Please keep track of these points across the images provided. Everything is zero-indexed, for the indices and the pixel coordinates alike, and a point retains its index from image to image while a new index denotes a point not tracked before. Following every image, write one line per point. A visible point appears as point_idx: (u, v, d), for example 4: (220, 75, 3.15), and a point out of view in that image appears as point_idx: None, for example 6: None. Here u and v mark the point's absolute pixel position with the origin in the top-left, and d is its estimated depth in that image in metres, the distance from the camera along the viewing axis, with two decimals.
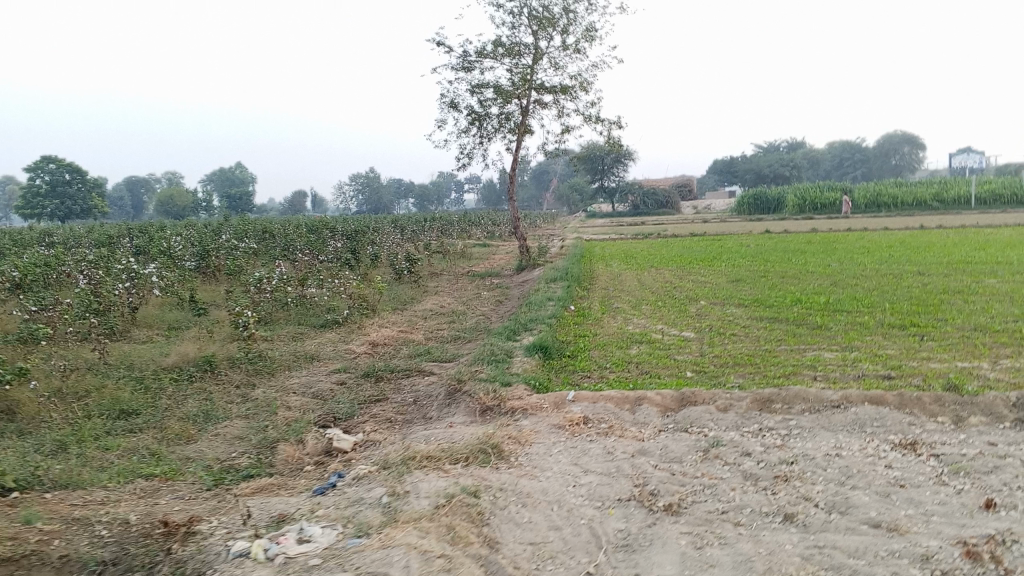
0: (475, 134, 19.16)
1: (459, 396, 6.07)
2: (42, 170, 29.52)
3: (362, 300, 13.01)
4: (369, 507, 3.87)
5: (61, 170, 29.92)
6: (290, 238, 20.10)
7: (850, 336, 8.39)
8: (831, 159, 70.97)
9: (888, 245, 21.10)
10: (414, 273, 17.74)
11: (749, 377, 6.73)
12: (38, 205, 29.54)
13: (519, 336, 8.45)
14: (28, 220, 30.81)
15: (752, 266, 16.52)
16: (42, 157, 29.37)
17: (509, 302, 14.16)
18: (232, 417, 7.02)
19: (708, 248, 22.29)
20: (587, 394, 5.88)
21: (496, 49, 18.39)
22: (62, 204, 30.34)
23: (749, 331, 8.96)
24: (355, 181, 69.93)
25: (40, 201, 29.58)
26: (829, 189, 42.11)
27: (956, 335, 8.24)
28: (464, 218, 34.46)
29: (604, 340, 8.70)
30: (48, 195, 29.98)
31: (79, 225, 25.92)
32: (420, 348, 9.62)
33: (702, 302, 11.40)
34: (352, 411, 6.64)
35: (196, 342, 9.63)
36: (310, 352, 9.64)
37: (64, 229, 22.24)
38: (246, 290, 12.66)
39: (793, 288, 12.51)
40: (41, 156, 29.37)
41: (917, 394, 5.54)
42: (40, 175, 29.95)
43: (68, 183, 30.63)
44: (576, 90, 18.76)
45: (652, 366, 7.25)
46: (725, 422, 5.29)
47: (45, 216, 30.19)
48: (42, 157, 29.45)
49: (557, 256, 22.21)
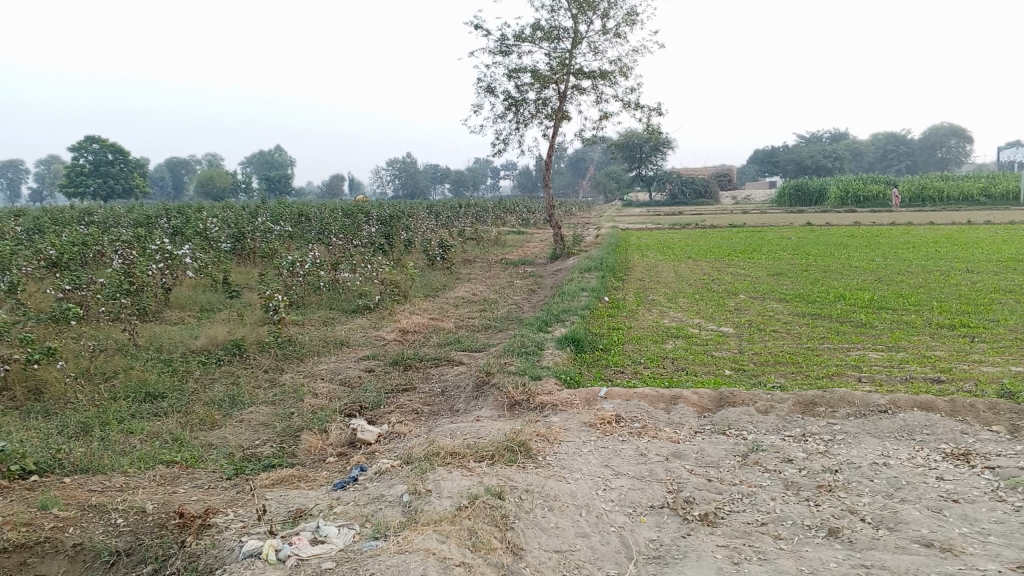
0: (511, 119, 18.93)
1: (487, 388, 5.89)
2: (85, 149, 29.86)
3: (394, 286, 12.90)
4: (389, 506, 3.70)
5: (105, 150, 30.25)
6: (325, 221, 20.07)
7: (897, 336, 8.06)
8: (874, 151, 69.53)
9: (934, 241, 20.50)
10: (448, 260, 17.61)
11: (790, 376, 6.47)
12: (82, 184, 29.91)
13: (550, 327, 8.26)
14: (71, 199, 31.18)
15: (793, 259, 16.11)
16: (86, 137, 29.71)
17: (542, 292, 13.96)
18: (257, 403, 6.92)
19: (747, 240, 21.88)
20: (620, 391, 5.67)
21: (534, 33, 18.12)
22: (104, 183, 30.66)
23: (791, 327, 8.66)
24: (392, 166, 70.03)
25: (84, 181, 29.91)
26: (872, 182, 41.20)
27: (1010, 338, 7.86)
28: (500, 204, 34.26)
29: (639, 333, 8.46)
30: (91, 174, 30.29)
31: (119, 205, 26.17)
32: (450, 337, 9.47)
33: (740, 296, 11.09)
34: (379, 400, 6.49)
35: (226, 324, 9.57)
36: (340, 337, 9.52)
37: (104, 208, 22.43)
38: (278, 273, 12.61)
39: (835, 284, 12.13)
40: (85, 136, 29.71)
41: (969, 401, 5.25)
42: (84, 155, 30.29)
43: (110, 163, 30.95)
44: (616, 75, 18.43)
45: (689, 363, 7.01)
46: (765, 425, 5.05)
47: (88, 195, 30.52)
48: (86, 137, 29.79)
49: (593, 245, 21.93)
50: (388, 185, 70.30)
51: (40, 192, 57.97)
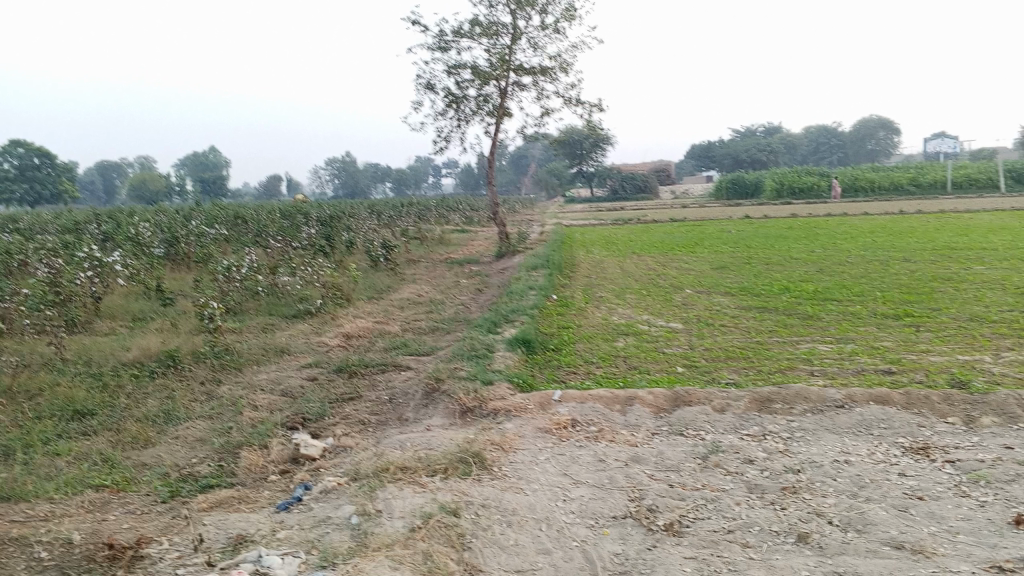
0: (452, 116, 18.68)
1: (436, 395, 5.67)
2: (10, 153, 28.58)
3: (336, 289, 12.56)
4: (337, 530, 3.47)
5: (31, 153, 29.02)
6: (263, 223, 19.55)
7: (844, 327, 8.07)
8: (807, 144, 71.07)
9: (870, 231, 20.91)
10: (391, 260, 17.29)
11: (743, 372, 6.38)
12: (8, 190, 28.63)
13: (499, 328, 8.07)
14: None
15: (735, 252, 16.22)
16: (11, 140, 28.45)
17: (488, 291, 13.78)
18: (194, 418, 6.58)
19: (690, 234, 22.02)
20: (575, 393, 5.50)
21: (473, 29, 17.91)
22: (31, 188, 29.38)
23: (739, 321, 8.63)
24: (332, 165, 68.96)
25: (9, 186, 28.55)
26: (806, 174, 42.02)
27: (953, 326, 7.95)
28: (441, 203, 33.95)
29: (589, 332, 8.33)
30: (17, 180, 28.96)
31: (45, 211, 25.06)
32: (396, 341, 9.21)
33: (687, 291, 11.06)
34: (323, 411, 6.22)
35: (159, 334, 9.15)
36: (281, 345, 9.19)
37: (28, 215, 21.43)
38: (214, 278, 12.17)
39: (779, 275, 12.21)
40: (10, 139, 28.45)
41: (923, 392, 5.22)
42: (8, 159, 28.98)
43: (37, 167, 29.69)
44: (556, 71, 18.34)
45: (641, 361, 6.89)
46: (722, 424, 4.94)
47: (14, 201, 29.14)
48: (11, 140, 28.52)
49: (537, 242, 21.83)
50: (328, 185, 69.25)
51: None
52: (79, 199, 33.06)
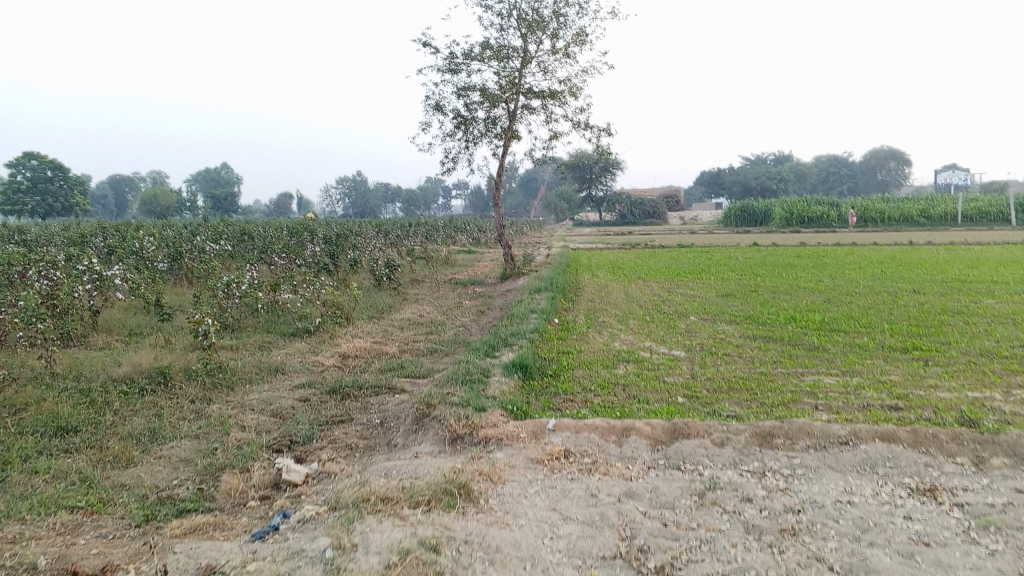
0: (460, 137, 18.62)
1: (426, 421, 5.49)
2: (24, 165, 28.65)
3: (337, 308, 12.43)
4: (309, 564, 3.29)
5: (43, 167, 29.02)
6: (268, 240, 19.48)
7: (851, 360, 7.87)
8: (818, 173, 70.99)
9: (879, 261, 20.70)
10: (394, 280, 17.17)
11: (745, 404, 6.18)
12: (19, 202, 28.63)
13: (497, 351, 7.91)
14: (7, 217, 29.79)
15: (742, 280, 16.06)
16: (25, 152, 28.52)
17: (491, 314, 13.63)
18: (180, 437, 6.42)
19: (697, 260, 21.86)
20: (570, 422, 5.31)
21: (483, 51, 17.90)
22: (43, 200, 29.44)
23: (743, 351, 8.42)
24: (342, 184, 69.17)
25: (21, 197, 28.60)
26: (815, 203, 41.89)
27: (963, 361, 7.75)
28: (449, 224, 33.90)
29: (589, 358, 8.14)
30: (29, 191, 29.01)
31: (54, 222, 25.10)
32: (393, 362, 9.05)
33: (691, 318, 10.88)
34: (311, 435, 6.06)
35: (153, 350, 9.01)
36: (276, 364, 9.04)
37: (36, 226, 21.43)
38: (213, 294, 12.05)
39: (785, 304, 12.02)
40: (24, 151, 28.52)
41: (931, 430, 5.02)
42: (21, 171, 29.06)
43: (49, 179, 29.76)
44: (565, 95, 18.28)
45: (640, 390, 6.69)
46: (721, 459, 4.75)
47: (25, 212, 29.19)
48: (25, 152, 28.59)
49: (543, 265, 21.71)
50: (337, 204, 69.36)
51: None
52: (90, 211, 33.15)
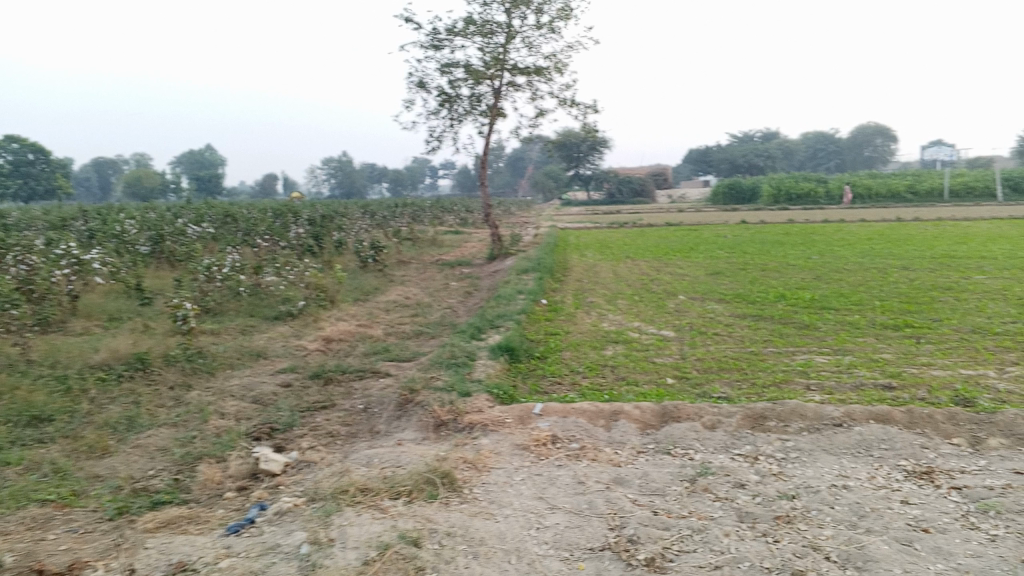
0: (445, 115, 18.37)
1: (409, 407, 5.34)
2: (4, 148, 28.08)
3: (321, 290, 12.24)
4: (284, 561, 3.14)
5: (25, 149, 28.61)
6: (251, 222, 19.21)
7: (842, 338, 7.76)
8: (805, 150, 70.94)
9: (868, 238, 20.63)
10: (380, 262, 16.97)
11: (736, 385, 6.06)
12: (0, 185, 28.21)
13: (484, 333, 7.76)
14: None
15: (730, 258, 15.94)
16: (5, 135, 27.92)
17: (478, 295, 13.47)
18: (158, 425, 6.24)
19: (685, 238, 21.74)
20: (557, 406, 5.16)
21: (467, 27, 17.62)
22: (25, 184, 28.95)
23: (734, 330, 8.30)
24: (328, 164, 68.59)
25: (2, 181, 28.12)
26: (803, 180, 41.80)
27: (955, 338, 7.65)
28: (437, 204, 33.65)
29: (577, 339, 7.99)
30: (10, 175, 28.51)
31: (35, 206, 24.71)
32: (377, 345, 8.89)
33: (680, 297, 10.76)
34: (292, 422, 5.90)
35: (131, 335, 8.81)
36: (258, 349, 8.86)
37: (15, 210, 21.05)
38: (195, 278, 11.84)
39: (774, 282, 11.91)
40: (4, 135, 27.92)
41: (926, 411, 4.90)
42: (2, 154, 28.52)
43: (30, 162, 29.22)
44: (551, 71, 18.04)
45: (629, 371, 6.55)
46: (712, 442, 4.62)
47: (7, 196, 28.70)
48: (5, 135, 27.99)
49: (531, 245, 21.54)
50: (323, 185, 68.83)
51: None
52: (72, 195, 32.76)
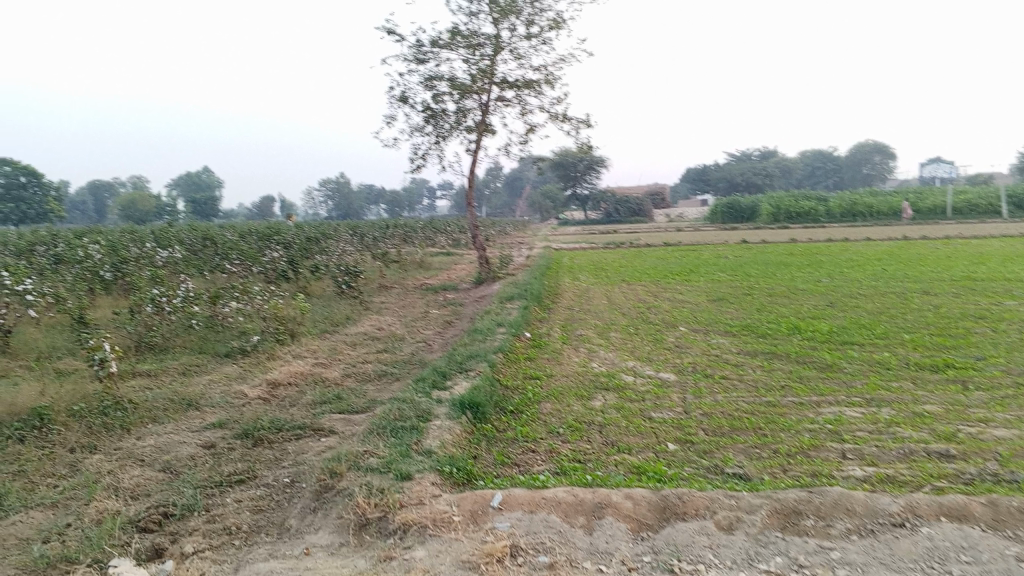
0: (429, 132, 17.23)
1: (332, 496, 4.09)
2: None
3: (280, 323, 11.05)
4: None
5: (15, 172, 29.95)
6: (226, 245, 18.04)
7: (874, 383, 6.51)
8: (803, 169, 69.95)
9: (878, 258, 19.40)
10: (356, 288, 15.77)
11: (754, 454, 4.78)
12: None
13: (447, 381, 6.52)
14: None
15: (733, 281, 14.72)
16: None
17: (458, 326, 12.25)
18: (34, 503, 4.97)
19: (683, 260, 20.53)
20: (523, 495, 3.87)
21: (452, 38, 16.53)
22: (17, 207, 30.24)
23: (746, 373, 7.01)
24: (325, 186, 67.69)
25: None
26: (803, 198, 40.75)
27: (1009, 384, 6.40)
28: (429, 225, 32.55)
29: (559, 385, 6.68)
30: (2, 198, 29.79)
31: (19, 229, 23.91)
32: (329, 394, 7.67)
33: (680, 329, 9.50)
34: (193, 506, 4.69)
35: (42, 381, 7.55)
36: (190, 398, 7.63)
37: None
38: (140, 310, 10.61)
39: (785, 311, 10.67)
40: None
41: (1015, 503, 3.66)
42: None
43: (23, 186, 30.55)
44: (541, 85, 16.93)
45: (619, 432, 5.21)
46: (730, 552, 3.35)
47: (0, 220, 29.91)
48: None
49: (521, 268, 20.38)
50: (320, 208, 67.99)
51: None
52: (64, 217, 33.28)
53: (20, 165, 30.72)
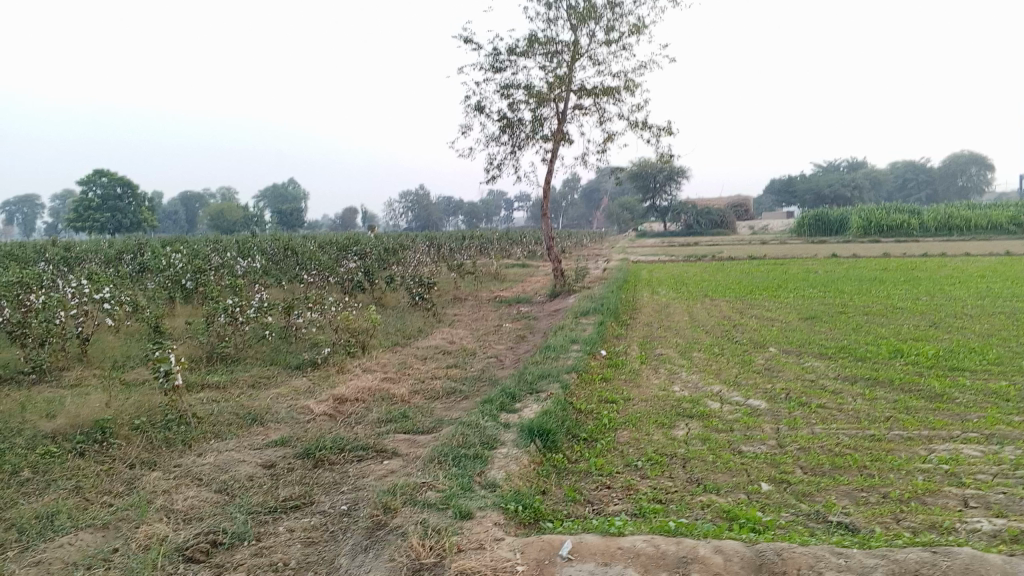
0: (505, 142, 16.94)
1: (385, 534, 3.72)
2: (94, 183, 30.85)
3: (351, 335, 10.86)
4: None
5: (113, 183, 31.26)
6: (304, 254, 18.12)
7: (994, 417, 5.81)
8: (894, 180, 67.25)
9: (981, 275, 18.17)
10: (429, 300, 15.56)
11: (860, 499, 4.23)
12: (91, 218, 30.74)
13: (517, 403, 6.11)
14: (81, 234, 31.77)
15: (824, 298, 13.90)
16: (94, 170, 30.70)
17: (531, 341, 11.84)
18: (86, 523, 4.76)
19: (769, 274, 19.67)
20: (596, 544, 3.43)
21: (529, 46, 16.22)
22: (113, 217, 31.42)
23: (845, 401, 6.38)
24: (405, 198, 68.40)
25: (92, 215, 30.65)
26: (895, 210, 38.99)
27: None
28: (506, 237, 32.33)
29: (638, 410, 6.19)
30: (99, 209, 31.05)
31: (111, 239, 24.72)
32: (395, 412, 7.36)
33: (769, 351, 8.87)
34: (243, 534, 4.40)
35: (110, 392, 7.47)
36: (255, 413, 7.42)
37: (83, 244, 20.65)
38: (213, 320, 10.57)
39: (883, 331, 9.90)
40: (94, 169, 30.70)
41: None
42: (93, 189, 31.24)
43: (120, 197, 31.82)
44: (620, 92, 16.43)
45: (704, 468, 4.70)
46: None
47: (97, 230, 31.12)
48: (95, 170, 30.79)
49: (598, 281, 19.87)
50: (400, 219, 68.79)
51: (53, 225, 57.69)
52: (158, 228, 34.50)
53: (117, 177, 32.10)
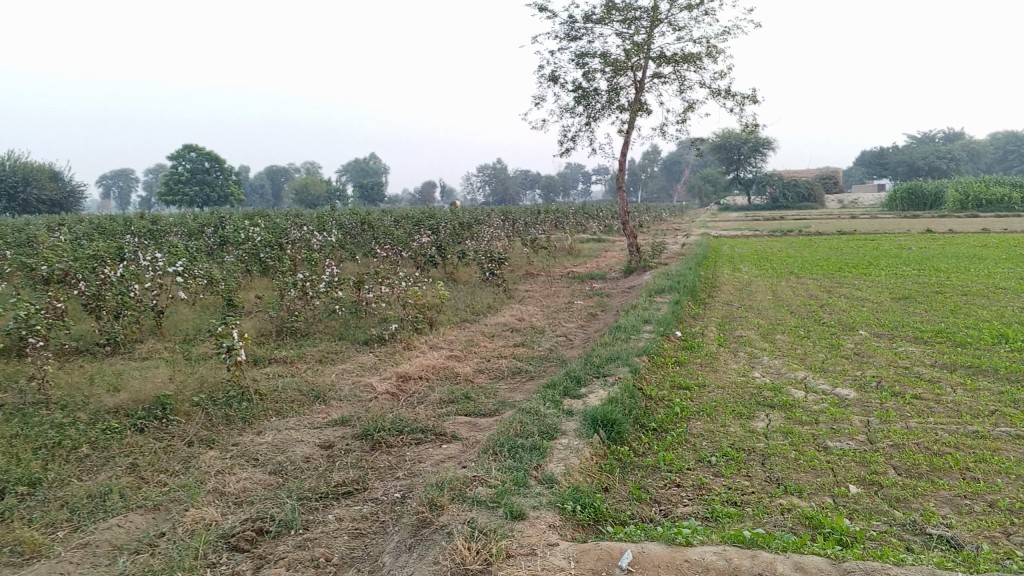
0: (580, 113, 16.47)
1: (432, 533, 3.46)
2: (184, 157, 31.69)
3: (419, 310, 10.67)
4: None
5: (201, 158, 32.02)
6: (379, 228, 18.10)
7: None
8: (995, 152, 63.78)
9: None
10: (502, 275, 15.32)
11: (965, 507, 3.75)
12: (180, 192, 31.61)
13: (583, 389, 5.78)
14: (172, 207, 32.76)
15: (918, 276, 13.07)
16: (184, 145, 31.51)
17: (604, 319, 11.46)
18: (137, 503, 4.66)
19: (858, 251, 18.73)
20: (660, 554, 3.09)
21: (606, 13, 15.65)
22: (202, 191, 32.27)
23: (944, 392, 5.82)
24: (483, 172, 68.35)
25: (182, 189, 31.54)
26: (995, 183, 36.89)
27: None
28: (584, 211, 31.85)
29: (714, 398, 5.77)
30: (188, 182, 31.93)
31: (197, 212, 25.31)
32: (458, 392, 7.11)
33: (859, 334, 8.28)
34: (290, 522, 4.22)
35: (176, 367, 7.46)
36: (318, 390, 7.29)
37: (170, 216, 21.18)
38: (283, 294, 10.52)
39: (986, 314, 9.15)
40: (184, 144, 31.50)
41: None
42: (183, 163, 32.12)
43: (208, 171, 32.62)
44: (702, 59, 15.73)
45: (785, 466, 4.28)
46: None
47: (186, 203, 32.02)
48: (185, 145, 31.59)
49: (676, 257, 19.29)
50: (478, 194, 68.85)
51: (147, 199, 59.85)
52: (244, 202, 35.30)
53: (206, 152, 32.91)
